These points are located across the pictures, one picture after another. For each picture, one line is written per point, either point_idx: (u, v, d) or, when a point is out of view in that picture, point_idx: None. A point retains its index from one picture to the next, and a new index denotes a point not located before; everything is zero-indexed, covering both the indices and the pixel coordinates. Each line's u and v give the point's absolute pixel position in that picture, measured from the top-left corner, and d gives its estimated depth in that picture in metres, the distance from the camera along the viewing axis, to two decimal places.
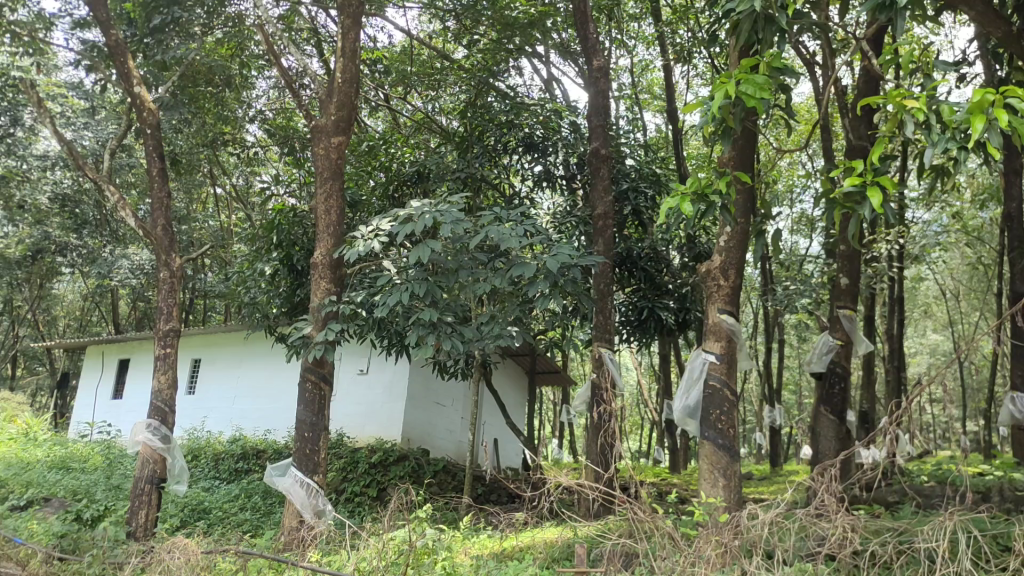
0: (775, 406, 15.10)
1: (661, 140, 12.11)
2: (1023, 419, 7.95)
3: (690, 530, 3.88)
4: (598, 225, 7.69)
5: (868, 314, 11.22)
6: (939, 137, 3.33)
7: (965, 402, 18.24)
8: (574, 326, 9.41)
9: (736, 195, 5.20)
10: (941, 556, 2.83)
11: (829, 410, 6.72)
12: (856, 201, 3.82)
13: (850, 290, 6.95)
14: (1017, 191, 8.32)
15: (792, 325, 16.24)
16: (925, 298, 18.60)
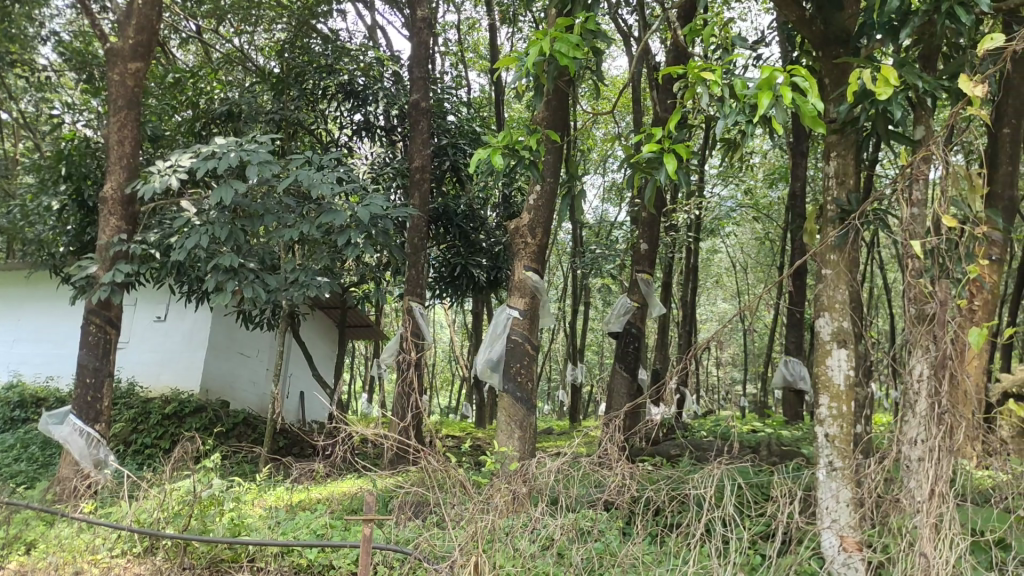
0: (578, 365, 15.73)
1: (485, 99, 12.14)
2: (793, 382, 8.70)
3: (481, 479, 3.97)
4: (414, 179, 7.61)
5: (666, 280, 11.84)
6: (731, 110, 3.51)
7: (747, 366, 19.78)
8: (385, 280, 9.31)
9: (546, 155, 5.30)
10: (708, 502, 3.05)
11: (623, 368, 7.04)
12: (655, 166, 3.97)
13: (649, 256, 7.28)
14: (802, 172, 9.00)
15: (599, 288, 16.91)
16: (717, 269, 19.92)
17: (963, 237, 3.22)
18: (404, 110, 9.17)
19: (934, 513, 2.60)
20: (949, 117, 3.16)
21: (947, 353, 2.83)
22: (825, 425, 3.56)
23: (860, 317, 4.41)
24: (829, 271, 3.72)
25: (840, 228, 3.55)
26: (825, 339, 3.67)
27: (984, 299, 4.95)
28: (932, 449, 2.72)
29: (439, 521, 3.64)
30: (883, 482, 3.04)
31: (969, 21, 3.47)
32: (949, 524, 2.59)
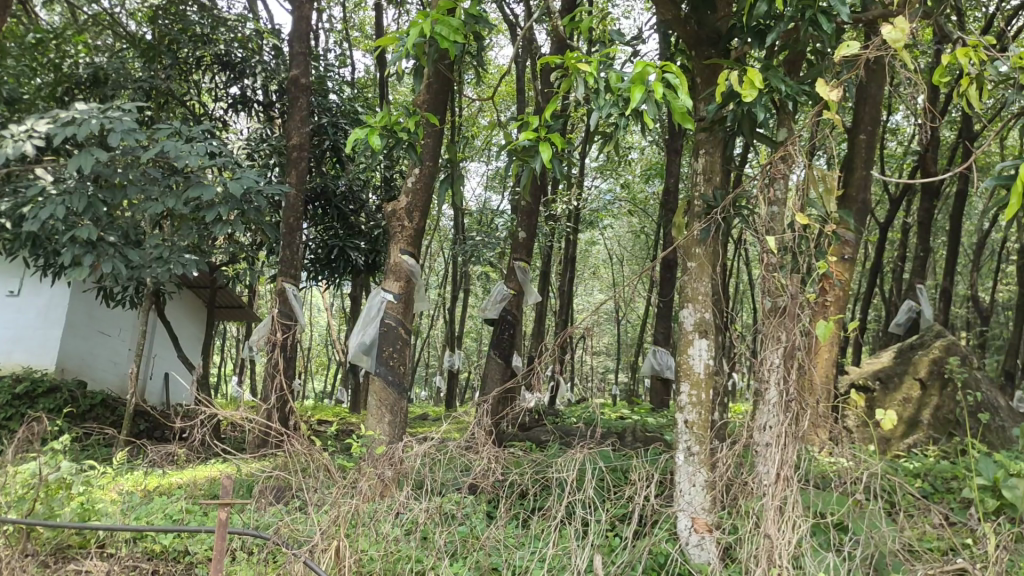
0: (455, 352, 15.76)
1: (369, 80, 11.96)
2: (661, 371, 8.97)
3: (346, 464, 3.93)
4: (292, 156, 7.40)
5: (545, 269, 11.99)
6: (605, 103, 3.58)
7: (620, 355, 20.28)
8: (258, 260, 9.04)
9: (425, 138, 5.25)
10: (570, 486, 3.11)
11: (498, 353, 7.08)
12: (530, 154, 4.01)
13: (526, 244, 7.33)
14: (676, 169, 9.27)
15: (478, 276, 16.98)
16: (594, 261, 20.35)
17: (816, 235, 3.38)
18: (282, 86, 8.90)
19: (779, 496, 2.73)
20: (807, 119, 3.32)
21: (797, 343, 2.98)
22: (685, 411, 3.67)
23: (722, 309, 4.57)
24: (694, 264, 3.86)
25: (704, 221, 3.68)
26: (687, 329, 3.79)
27: (834, 295, 5.22)
28: (778, 435, 2.85)
29: (302, 505, 3.59)
30: (734, 467, 3.17)
31: (829, 30, 3.66)
32: (792, 507, 2.72)
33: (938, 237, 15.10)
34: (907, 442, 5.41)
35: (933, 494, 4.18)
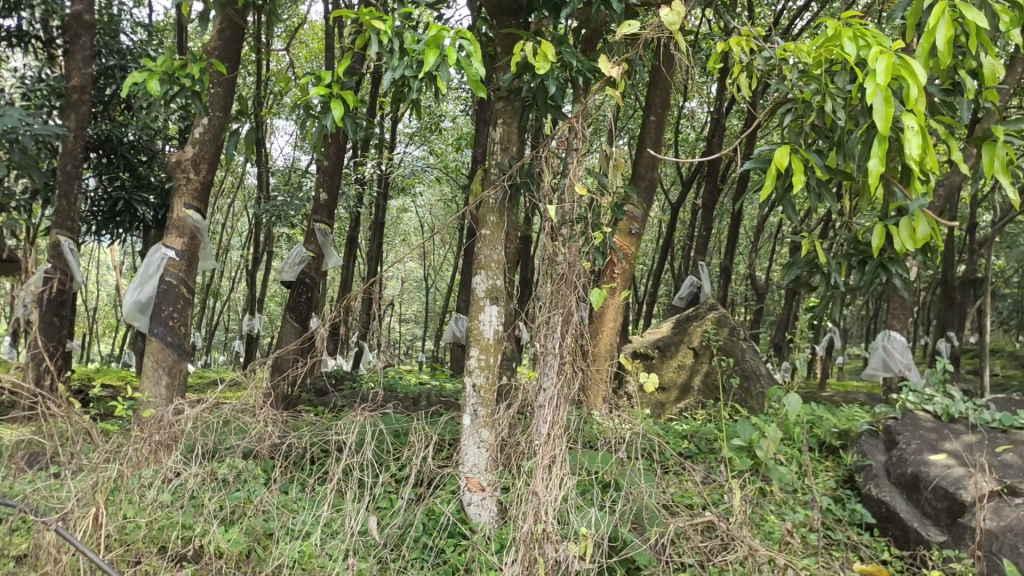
0: (255, 316, 15.19)
1: (167, 22, 11.16)
2: (461, 338, 9.07)
3: (109, 428, 3.69)
4: (71, 98, 6.54)
5: (350, 234, 11.75)
6: (399, 62, 3.51)
7: (426, 323, 20.32)
8: (30, 209, 8.24)
9: (214, 87, 4.98)
10: (347, 449, 3.10)
11: (294, 317, 6.86)
12: (323, 109, 3.88)
13: (327, 206, 7.14)
14: (484, 138, 9.31)
15: (283, 238, 16.39)
16: (404, 228, 20.21)
17: (597, 205, 3.51)
18: (61, 20, 8.04)
19: (548, 454, 2.83)
20: (594, 93, 3.42)
21: (572, 309, 3.09)
22: (473, 374, 3.70)
23: (514, 275, 4.65)
24: (488, 231, 3.86)
25: (493, 189, 3.72)
26: (479, 295, 3.82)
27: (620, 267, 5.45)
28: (552, 397, 2.95)
29: (59, 472, 3.34)
30: (511, 429, 3.25)
31: (619, 9, 3.79)
32: (559, 464, 2.83)
33: (724, 219, 16.17)
34: (679, 406, 5.81)
35: (696, 455, 4.49)
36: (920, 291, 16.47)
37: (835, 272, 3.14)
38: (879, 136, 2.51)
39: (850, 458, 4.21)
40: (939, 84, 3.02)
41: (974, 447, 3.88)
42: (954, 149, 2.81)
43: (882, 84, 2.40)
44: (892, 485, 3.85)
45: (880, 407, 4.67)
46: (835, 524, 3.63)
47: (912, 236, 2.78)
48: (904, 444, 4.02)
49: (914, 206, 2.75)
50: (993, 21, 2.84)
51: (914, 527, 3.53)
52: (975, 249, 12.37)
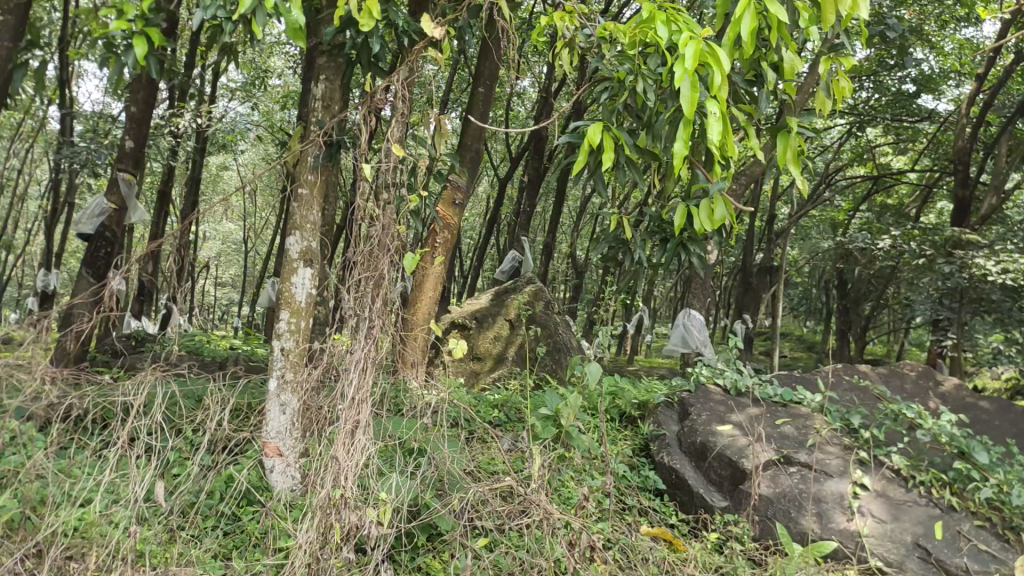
0: (53, 271, 14.01)
1: None
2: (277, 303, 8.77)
3: None
4: None
5: (162, 188, 11.04)
6: (212, 3, 3.29)
7: (244, 287, 19.52)
8: None
9: (2, 14, 4.50)
10: (135, 411, 2.91)
11: (91, 273, 6.36)
12: (126, 48, 3.59)
13: (133, 156, 6.65)
14: (310, 97, 8.98)
15: (87, 189, 15.17)
16: (223, 187, 19.26)
17: (416, 169, 3.47)
18: None
19: (351, 418, 2.76)
20: (417, 55, 3.34)
21: (383, 274, 3.00)
22: (282, 338, 3.54)
23: (330, 237, 4.51)
24: (305, 190, 3.66)
25: (309, 145, 3.56)
26: (292, 257, 3.66)
27: (442, 237, 5.32)
28: (359, 361, 2.88)
29: None
30: (315, 392, 3.16)
31: None
32: (363, 429, 2.77)
33: (550, 198, 16.50)
34: (493, 375, 5.85)
35: (505, 423, 4.56)
36: (723, 276, 17.55)
37: (639, 248, 3.27)
38: (684, 119, 2.61)
39: (647, 427, 4.41)
40: (743, 74, 3.18)
41: (757, 419, 4.17)
42: (752, 137, 2.97)
43: (689, 69, 2.48)
44: (683, 454, 4.07)
45: (677, 380, 4.92)
46: (630, 490, 3.79)
47: (709, 217, 2.93)
48: (695, 416, 4.26)
49: (713, 189, 2.89)
50: (795, 19, 3.00)
51: (700, 492, 3.75)
52: (773, 240, 13.30)
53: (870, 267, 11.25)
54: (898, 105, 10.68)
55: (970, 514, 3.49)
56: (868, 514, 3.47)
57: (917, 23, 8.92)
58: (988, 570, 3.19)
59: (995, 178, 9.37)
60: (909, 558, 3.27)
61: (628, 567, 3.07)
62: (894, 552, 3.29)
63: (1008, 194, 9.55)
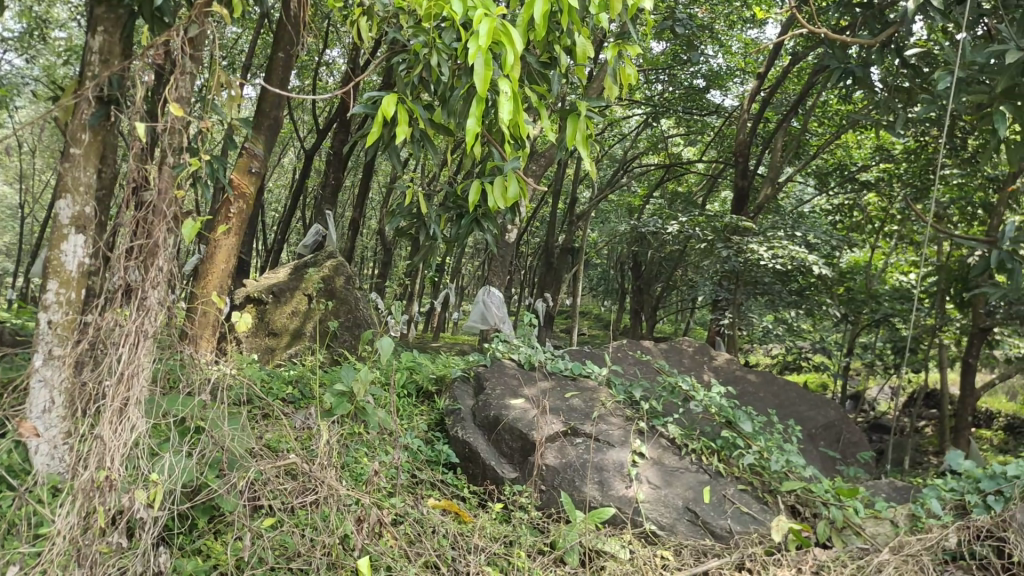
0: None
1: None
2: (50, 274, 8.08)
3: None
4: None
5: None
6: None
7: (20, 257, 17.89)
8: None
9: None
10: None
11: None
12: None
13: None
14: None
15: None
16: None
17: (201, 132, 3.29)
18: None
19: (119, 397, 2.57)
20: (200, 11, 3.12)
21: (159, 243, 2.75)
22: (49, 312, 3.16)
23: (106, 200, 4.16)
24: (78, 151, 3.26)
25: (79, 101, 3.18)
26: (61, 222, 3.23)
27: (236, 208, 4.96)
28: (128, 335, 2.65)
29: None
30: (79, 368, 2.90)
31: None
32: (133, 407, 2.59)
33: (357, 173, 16.22)
34: (289, 352, 5.72)
35: (298, 400, 4.44)
36: (527, 256, 17.98)
37: (434, 224, 3.27)
38: (476, 96, 2.59)
39: (442, 403, 4.40)
40: (538, 56, 3.24)
41: (547, 393, 4.31)
42: (543, 118, 3.01)
43: (483, 47, 2.46)
44: (476, 428, 4.10)
45: (472, 356, 4.98)
46: (424, 465, 3.79)
47: (503, 195, 2.95)
48: (489, 390, 4.33)
49: (507, 167, 2.92)
50: (587, 5, 3.07)
51: (492, 466, 3.79)
52: (574, 222, 13.78)
53: (661, 250, 11.88)
54: (689, 98, 11.32)
55: (734, 478, 3.77)
56: (645, 481, 3.67)
57: (707, 21, 9.50)
58: (748, 529, 3.45)
59: (770, 170, 10.15)
60: (680, 521, 3.48)
61: (415, 542, 3.08)
62: (666, 516, 3.48)
63: (780, 187, 10.37)
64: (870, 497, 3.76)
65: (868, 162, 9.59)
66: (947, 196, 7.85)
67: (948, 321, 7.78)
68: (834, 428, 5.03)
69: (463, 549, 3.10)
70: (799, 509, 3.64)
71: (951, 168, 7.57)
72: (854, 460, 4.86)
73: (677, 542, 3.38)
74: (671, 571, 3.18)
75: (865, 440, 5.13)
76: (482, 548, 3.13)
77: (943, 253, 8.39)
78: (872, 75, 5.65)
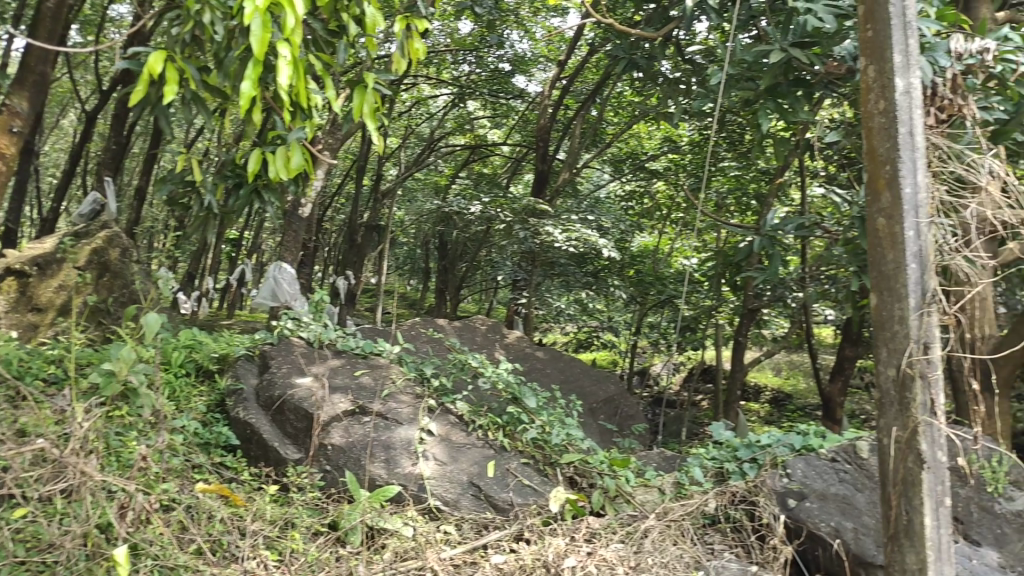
0: None
1: None
2: None
3: None
4: None
5: None
6: None
7: None
8: None
9: None
10: None
11: None
12: None
13: None
14: None
15: None
16: None
17: None
18: None
19: None
20: None
21: None
22: None
23: None
24: None
25: None
26: None
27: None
28: None
29: None
30: None
31: None
32: None
33: (146, 138, 15.15)
34: (54, 329, 5.26)
35: (60, 381, 4.08)
36: (331, 232, 17.57)
37: (210, 193, 3.10)
38: (253, 59, 2.43)
39: (224, 382, 4.19)
40: (324, 23, 3.12)
41: (336, 371, 4.21)
42: (327, 88, 2.90)
43: (261, 7, 2.31)
44: (258, 408, 3.94)
45: (258, 333, 4.78)
46: (201, 449, 3.61)
47: (285, 165, 2.81)
48: (275, 369, 4.18)
49: (290, 136, 2.78)
50: None
51: (274, 446, 3.67)
52: (378, 200, 13.58)
53: (464, 229, 11.95)
54: (495, 81, 11.40)
55: (517, 452, 3.88)
56: (431, 457, 3.68)
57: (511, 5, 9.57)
58: (528, 501, 3.55)
59: (568, 156, 10.45)
60: (463, 496, 3.52)
61: (187, 529, 2.93)
62: (451, 492, 3.51)
63: (578, 171, 10.70)
64: (640, 468, 3.99)
65: (658, 151, 10.09)
66: (726, 187, 8.41)
67: (723, 302, 8.39)
68: (613, 402, 5.29)
69: (237, 534, 2.99)
70: (576, 480, 3.80)
71: (729, 160, 8.11)
72: (630, 431, 5.14)
73: (459, 517, 3.43)
74: (452, 545, 3.22)
75: (641, 413, 5.44)
76: (258, 531, 3.03)
77: (721, 240, 8.99)
78: (661, 68, 5.90)
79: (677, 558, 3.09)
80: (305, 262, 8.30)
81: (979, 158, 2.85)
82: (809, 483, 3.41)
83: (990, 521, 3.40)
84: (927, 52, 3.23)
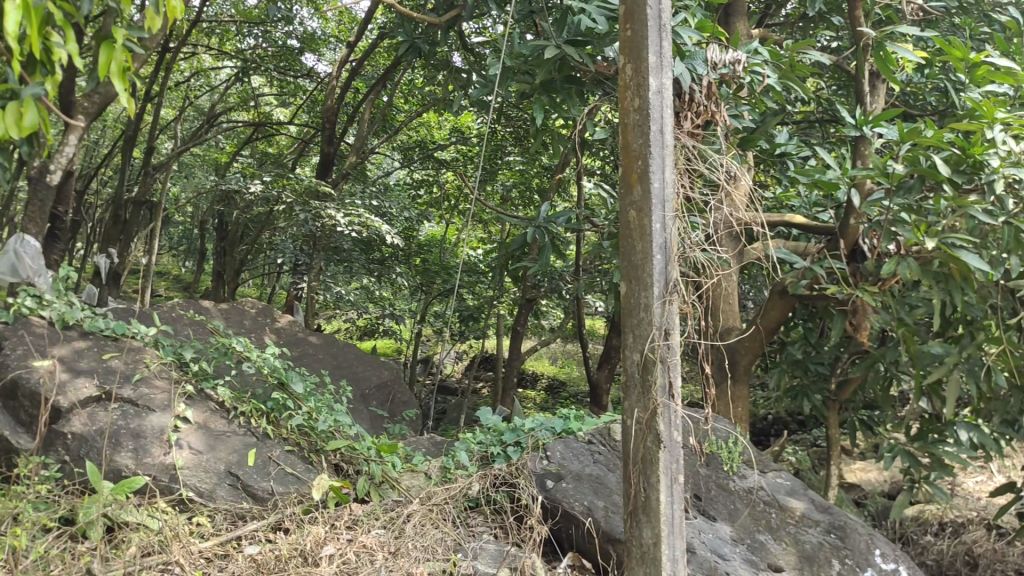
0: None
1: None
2: None
3: None
4: None
5: None
6: None
7: None
8: None
9: None
10: None
11: None
12: None
13: None
14: None
15: None
16: None
17: None
18: None
19: None
20: None
21: None
22: None
23: None
24: None
25: None
26: None
27: None
28: None
29: None
30: None
31: None
32: None
33: None
34: None
35: None
36: (96, 206, 16.17)
37: None
38: None
39: None
40: None
41: (81, 354, 3.85)
42: (69, 42, 2.62)
43: None
44: None
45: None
46: None
47: (18, 124, 2.54)
48: (7, 350, 3.72)
49: (23, 91, 2.52)
50: None
51: (4, 435, 3.34)
52: (149, 174, 12.65)
53: (246, 211, 11.41)
54: (282, 58, 10.89)
55: (281, 440, 3.77)
56: (186, 446, 3.48)
57: None
58: (288, 490, 3.45)
59: (356, 140, 10.25)
60: (219, 486, 3.37)
61: None
62: (205, 482, 3.35)
63: (366, 157, 10.51)
64: (407, 453, 4.00)
65: (447, 141, 10.13)
66: (511, 180, 8.58)
67: (504, 292, 8.71)
68: (385, 389, 5.29)
69: None
70: (342, 467, 3.75)
71: (514, 155, 8.28)
72: (400, 417, 5.14)
73: (212, 508, 3.28)
74: (203, 538, 3.08)
75: (413, 399, 5.47)
76: None
77: (505, 232, 9.19)
78: (448, 56, 5.90)
79: (438, 541, 3.11)
80: (58, 238, 7.56)
81: (723, 160, 3.06)
82: (566, 464, 3.60)
83: (725, 497, 3.70)
84: (686, 58, 3.40)
